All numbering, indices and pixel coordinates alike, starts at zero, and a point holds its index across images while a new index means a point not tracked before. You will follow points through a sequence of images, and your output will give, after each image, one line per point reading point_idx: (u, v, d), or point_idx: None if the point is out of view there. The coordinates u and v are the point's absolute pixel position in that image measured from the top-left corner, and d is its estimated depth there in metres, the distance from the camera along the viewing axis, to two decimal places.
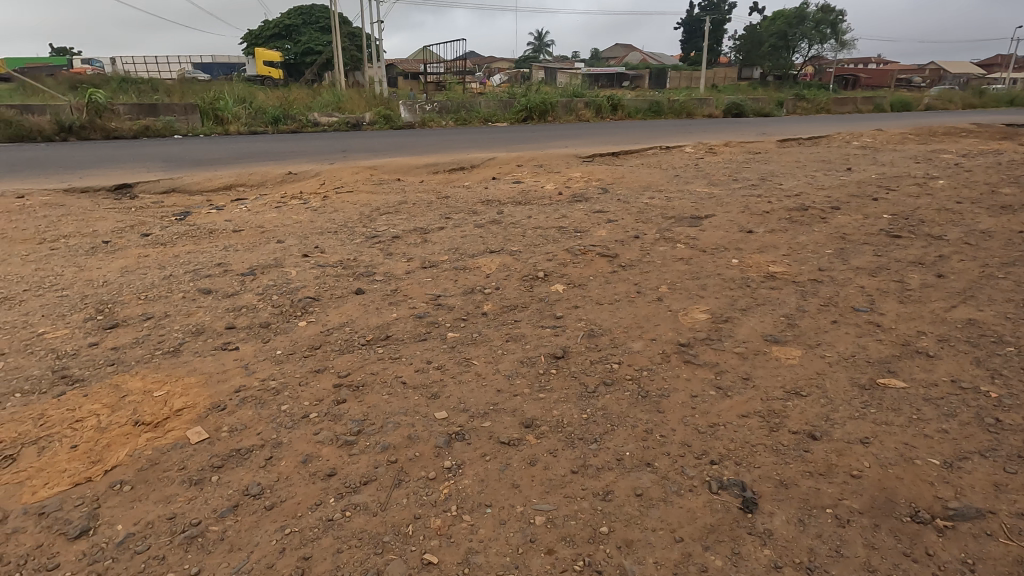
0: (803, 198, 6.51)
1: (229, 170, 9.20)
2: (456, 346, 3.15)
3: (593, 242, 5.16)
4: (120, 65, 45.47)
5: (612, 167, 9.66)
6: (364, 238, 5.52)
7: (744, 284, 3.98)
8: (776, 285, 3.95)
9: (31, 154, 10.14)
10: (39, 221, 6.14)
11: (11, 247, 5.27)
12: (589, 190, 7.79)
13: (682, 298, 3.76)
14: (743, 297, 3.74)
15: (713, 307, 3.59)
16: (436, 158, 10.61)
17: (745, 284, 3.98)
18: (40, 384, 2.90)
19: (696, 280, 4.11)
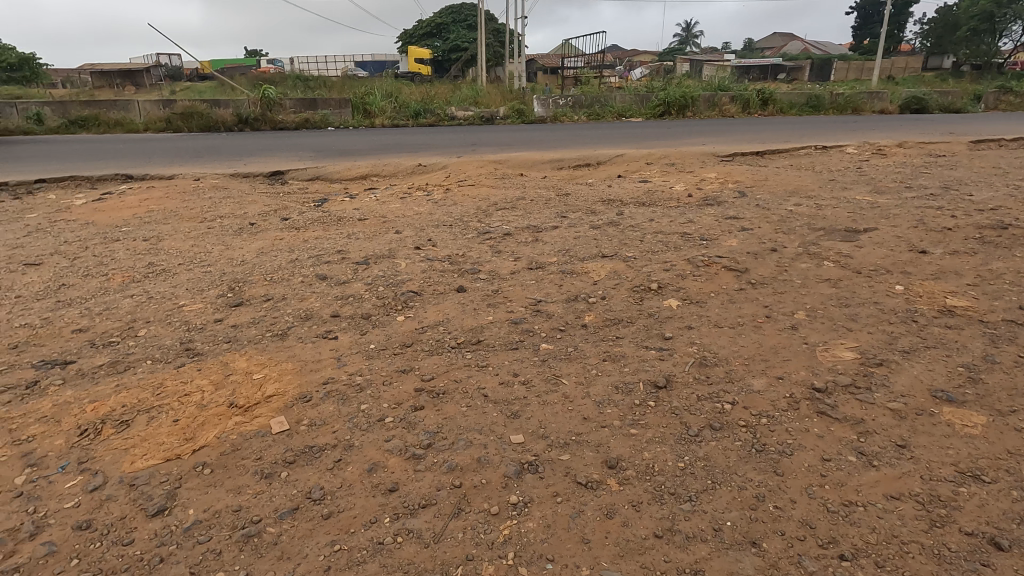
0: (1002, 214, 5.26)
1: (366, 160, 9.79)
2: (547, 360, 2.91)
3: (719, 252, 4.61)
4: (297, 64, 51.27)
5: (754, 168, 8.71)
6: (477, 233, 5.48)
7: (910, 319, 3.25)
8: (955, 324, 3.16)
9: (209, 143, 11.65)
10: (206, 202, 6.96)
11: (179, 224, 6.01)
12: (723, 192, 7.07)
13: (824, 330, 3.15)
14: (907, 335, 3.04)
15: (864, 345, 2.95)
16: (563, 153, 10.39)
17: (911, 319, 3.24)
18: (168, 354, 3.17)
19: (843, 308, 3.44)
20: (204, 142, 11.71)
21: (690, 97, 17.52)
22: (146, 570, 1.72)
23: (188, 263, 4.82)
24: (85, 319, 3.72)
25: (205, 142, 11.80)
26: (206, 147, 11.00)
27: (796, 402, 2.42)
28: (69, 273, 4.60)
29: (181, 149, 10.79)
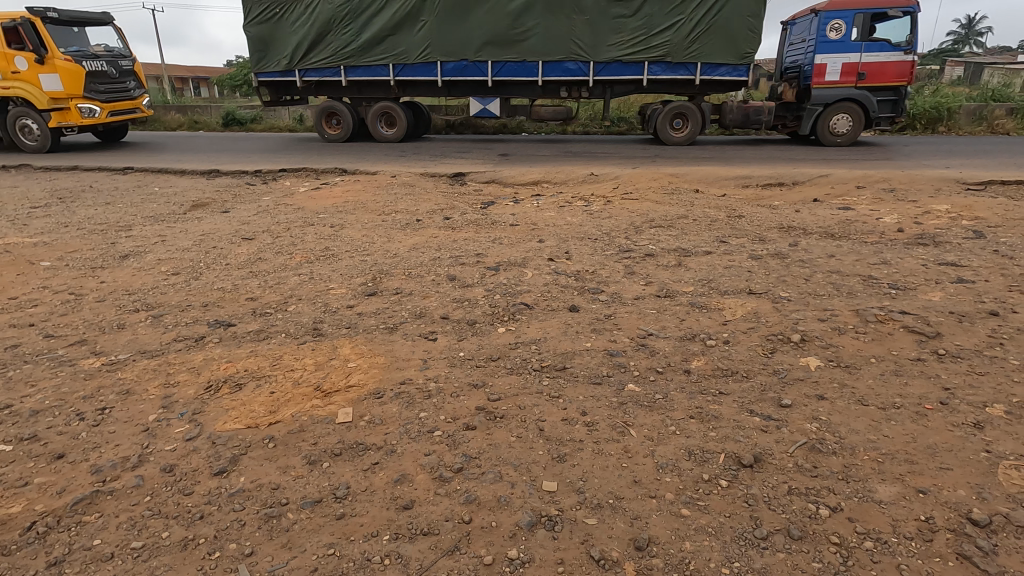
0: None
1: (543, 167, 10.01)
2: (625, 404, 2.61)
3: (907, 305, 3.68)
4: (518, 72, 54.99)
5: (1012, 202, 6.81)
6: (618, 250, 5.23)
7: None
8: None
9: (415, 143, 13.00)
10: (390, 196, 7.85)
11: (362, 214, 6.88)
12: (950, 231, 5.64)
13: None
14: None
15: None
16: (754, 170, 9.34)
17: None
18: (299, 331, 3.63)
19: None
20: (410, 141, 13.09)
21: (947, 109, 14.41)
22: (187, 522, 1.97)
23: (355, 251, 5.47)
24: (260, 289, 4.46)
25: (413, 143, 13.20)
26: (409, 147, 12.33)
27: (930, 531, 1.78)
28: (267, 249, 5.56)
29: (389, 147, 12.25)
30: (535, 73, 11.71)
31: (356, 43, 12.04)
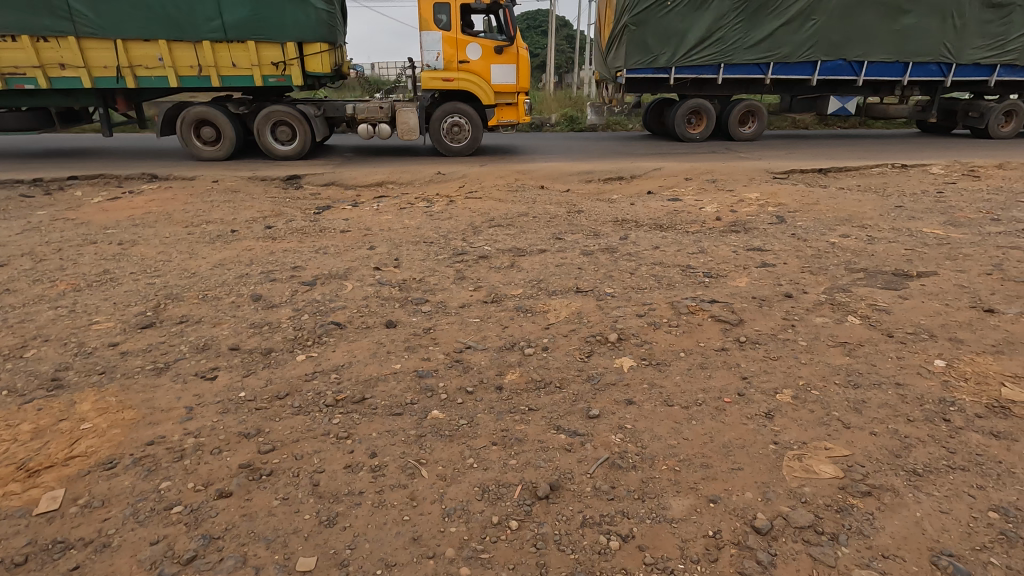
0: None
1: (389, 166, 9.47)
2: (424, 437, 2.30)
3: (717, 294, 3.81)
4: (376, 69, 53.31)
5: (809, 189, 7.67)
6: (452, 254, 4.95)
7: (935, 416, 2.36)
8: (1001, 429, 2.25)
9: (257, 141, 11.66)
10: (205, 205, 6.87)
11: (164, 227, 5.90)
12: (758, 217, 6.15)
13: (809, 423, 2.33)
14: (923, 443, 2.18)
15: (857, 454, 2.11)
16: (596, 165, 9.65)
17: (939, 418, 2.34)
18: (29, 384, 2.85)
19: (850, 391, 2.58)
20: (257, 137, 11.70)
21: None
22: None
23: (143, 272, 4.59)
24: None
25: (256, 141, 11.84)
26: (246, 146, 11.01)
27: (715, 550, 1.67)
28: (21, 278, 4.48)
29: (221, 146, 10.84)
30: (808, 73, 11.39)
31: (742, 36, 10.95)
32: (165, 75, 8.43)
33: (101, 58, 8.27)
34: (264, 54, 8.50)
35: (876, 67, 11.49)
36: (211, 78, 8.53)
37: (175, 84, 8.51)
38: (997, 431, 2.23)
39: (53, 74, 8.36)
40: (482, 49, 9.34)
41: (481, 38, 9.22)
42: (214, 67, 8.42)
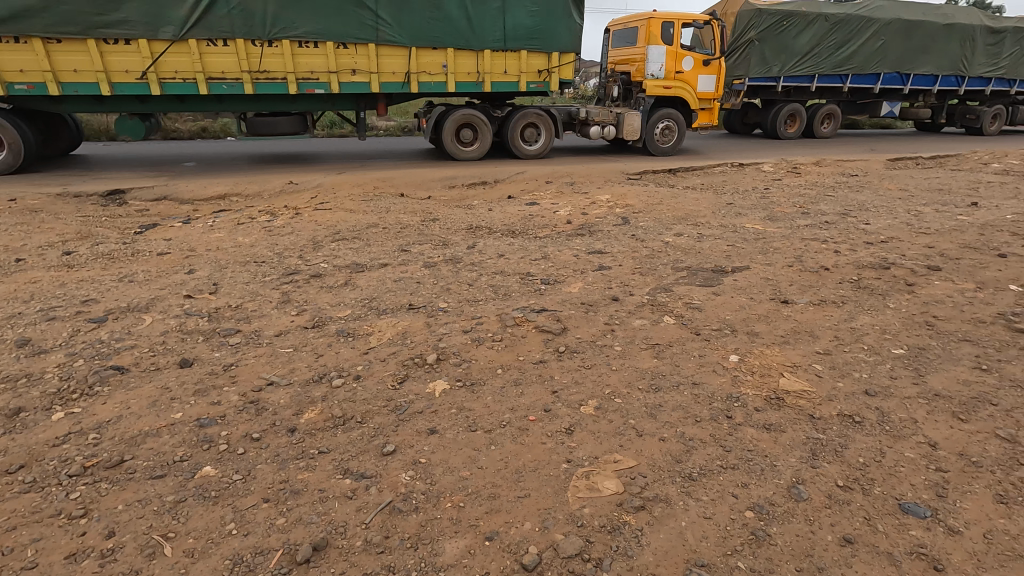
0: (885, 254, 4.81)
1: (234, 177, 8.66)
2: (183, 503, 1.99)
3: (548, 302, 3.82)
4: None
5: (656, 189, 8.15)
6: (283, 273, 4.56)
7: (720, 414, 2.47)
8: (773, 420, 2.40)
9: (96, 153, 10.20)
10: None
11: None
12: (605, 219, 6.40)
13: (605, 436, 2.33)
14: (704, 444, 2.26)
15: (641, 464, 2.14)
16: (461, 170, 9.57)
17: (724, 416, 2.46)
18: None
19: (650, 395, 2.64)
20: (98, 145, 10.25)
21: None
22: None
23: None
24: None
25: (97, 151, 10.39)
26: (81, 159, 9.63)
27: None
28: None
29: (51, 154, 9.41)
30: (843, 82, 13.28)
31: (837, 52, 12.90)
32: (194, 82, 7.80)
33: (128, 63, 7.54)
34: (345, 60, 8.34)
35: (918, 78, 14.07)
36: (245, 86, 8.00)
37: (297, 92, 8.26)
38: (770, 424, 2.38)
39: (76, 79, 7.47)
40: (693, 61, 10.65)
41: (694, 51, 10.51)
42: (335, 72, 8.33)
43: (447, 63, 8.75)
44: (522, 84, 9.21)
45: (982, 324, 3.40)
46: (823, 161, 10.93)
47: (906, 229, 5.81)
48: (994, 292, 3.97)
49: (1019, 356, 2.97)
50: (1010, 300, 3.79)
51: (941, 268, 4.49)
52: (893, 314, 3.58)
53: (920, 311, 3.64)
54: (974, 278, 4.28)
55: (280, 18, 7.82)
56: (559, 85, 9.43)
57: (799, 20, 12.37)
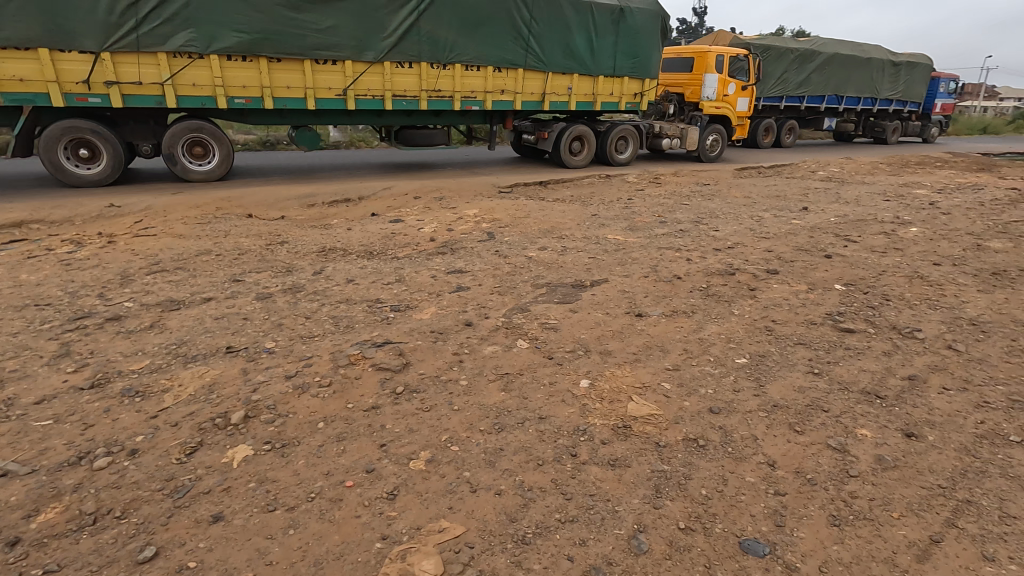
0: (731, 260, 5.03)
1: (35, 200, 7.27)
2: None
3: (394, 333, 3.44)
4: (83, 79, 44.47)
5: (526, 202, 8.12)
6: (71, 317, 3.74)
7: (565, 452, 2.25)
8: (619, 454, 2.22)
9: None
10: None
11: None
12: (470, 236, 6.16)
13: (433, 498, 1.99)
14: (544, 494, 2.00)
15: (469, 533, 1.83)
16: (322, 187, 8.90)
17: (569, 454, 2.23)
18: None
19: (492, 438, 2.36)
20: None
21: None
22: None
23: None
24: None
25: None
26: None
27: None
28: None
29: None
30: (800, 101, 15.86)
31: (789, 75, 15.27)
32: (163, 94, 7.36)
33: (143, 74, 7.23)
34: (275, 76, 7.88)
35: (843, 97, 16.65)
36: (217, 99, 7.63)
37: (225, 106, 7.69)
38: (614, 459, 2.19)
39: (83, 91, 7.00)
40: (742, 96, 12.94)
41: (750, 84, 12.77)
42: (269, 86, 7.85)
43: (386, 82, 8.58)
44: (516, 102, 9.76)
45: (814, 325, 3.56)
46: (680, 171, 11.69)
47: (749, 234, 6.20)
48: (821, 292, 4.24)
49: (844, 356, 3.09)
50: (835, 299, 4.05)
51: (778, 271, 4.76)
52: (736, 322, 3.65)
53: (760, 316, 3.75)
54: (805, 279, 4.56)
55: (456, 46, 8.85)
56: (493, 105, 9.62)
57: (775, 53, 14.77)
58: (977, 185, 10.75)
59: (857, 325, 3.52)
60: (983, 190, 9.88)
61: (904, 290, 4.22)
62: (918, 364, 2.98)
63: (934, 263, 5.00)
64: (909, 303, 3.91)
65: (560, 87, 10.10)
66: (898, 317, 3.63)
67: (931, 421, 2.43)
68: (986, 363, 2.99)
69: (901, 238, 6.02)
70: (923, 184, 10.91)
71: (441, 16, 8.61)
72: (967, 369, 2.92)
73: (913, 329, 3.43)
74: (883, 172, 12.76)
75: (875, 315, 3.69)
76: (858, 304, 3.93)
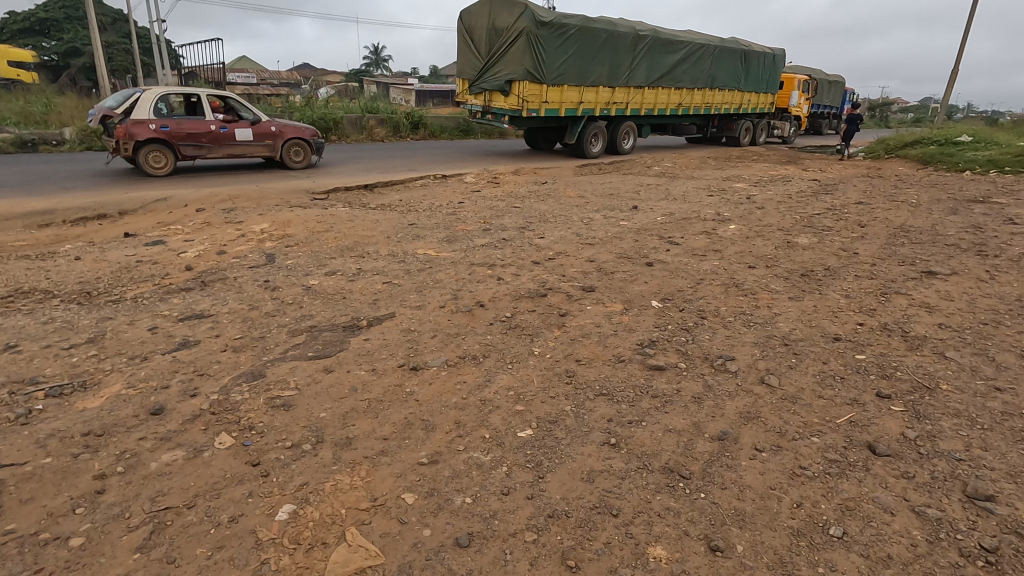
0: (546, 276, 4.40)
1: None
2: None
3: (18, 445, 2.23)
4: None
5: (340, 210, 7.07)
6: None
7: None
8: None
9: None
10: None
11: None
12: (242, 260, 4.91)
13: None
14: None
15: None
16: (72, 201, 7.02)
17: None
18: None
19: None
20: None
21: (332, 119, 16.21)
22: None
23: None
24: None
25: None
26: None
27: None
28: None
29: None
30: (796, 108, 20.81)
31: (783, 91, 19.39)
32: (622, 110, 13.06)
33: (568, 97, 11.98)
34: (545, 95, 11.53)
35: None
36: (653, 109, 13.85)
37: (526, 116, 11.50)
38: None
39: (549, 107, 11.74)
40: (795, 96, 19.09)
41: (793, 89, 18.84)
42: (545, 103, 11.60)
43: (564, 99, 11.89)
44: (613, 110, 12.87)
45: (622, 363, 2.96)
46: (520, 169, 11.36)
47: (573, 241, 5.70)
48: (637, 313, 3.71)
49: (648, 413, 2.48)
50: (649, 323, 3.52)
51: (594, 287, 4.21)
52: (534, 368, 2.93)
53: (563, 356, 3.07)
54: (622, 296, 4.04)
55: (638, 71, 12.99)
56: (568, 113, 12.13)
57: None
58: (786, 177, 11.64)
59: (667, 359, 2.97)
60: (789, 183, 10.67)
61: (718, 303, 3.84)
62: (728, 414, 2.45)
63: (749, 265, 4.82)
64: (723, 322, 3.51)
65: (689, 102, 14.67)
66: (710, 345, 3.16)
67: (739, 516, 1.84)
68: (799, 402, 2.54)
69: (719, 237, 5.89)
70: (742, 177, 11.58)
71: (621, 53, 12.31)
72: (781, 414, 2.44)
73: (724, 360, 2.95)
74: (709, 166, 13.48)
75: (687, 343, 3.19)
76: (671, 328, 3.43)
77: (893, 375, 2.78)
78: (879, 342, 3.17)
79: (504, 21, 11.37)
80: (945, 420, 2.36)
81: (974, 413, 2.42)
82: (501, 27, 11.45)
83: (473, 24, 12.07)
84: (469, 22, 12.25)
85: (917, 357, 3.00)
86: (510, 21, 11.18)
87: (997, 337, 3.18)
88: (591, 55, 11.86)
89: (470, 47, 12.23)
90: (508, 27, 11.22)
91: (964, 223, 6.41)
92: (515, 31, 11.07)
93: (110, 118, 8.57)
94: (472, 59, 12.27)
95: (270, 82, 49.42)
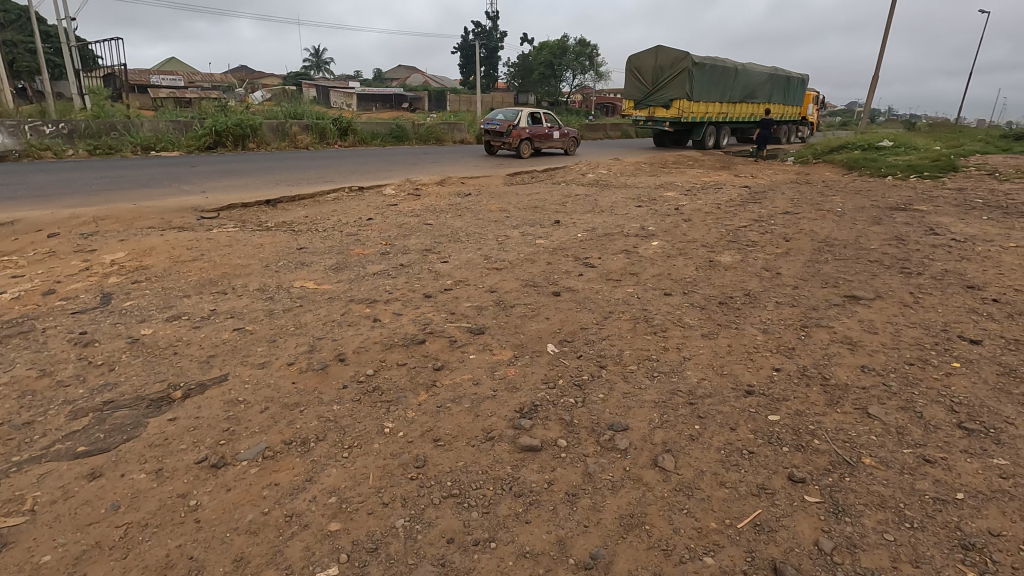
0: (433, 314, 3.78)
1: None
2: None
3: None
4: None
5: (228, 231, 6.31)
6: None
7: None
8: None
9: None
10: None
11: None
12: (68, 302, 4.05)
13: None
14: None
15: None
16: None
17: None
18: None
19: None
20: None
21: (250, 126, 15.09)
22: None
23: None
24: None
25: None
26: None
27: None
28: None
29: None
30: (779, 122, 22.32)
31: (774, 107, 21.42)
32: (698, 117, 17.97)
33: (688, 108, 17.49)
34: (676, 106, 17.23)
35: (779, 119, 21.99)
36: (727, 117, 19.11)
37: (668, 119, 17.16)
38: None
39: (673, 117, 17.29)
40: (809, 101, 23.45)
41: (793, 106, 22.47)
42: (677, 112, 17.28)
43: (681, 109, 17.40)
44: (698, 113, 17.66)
45: (490, 441, 2.38)
46: (446, 179, 10.78)
47: (480, 265, 5.11)
48: (528, 363, 3.13)
49: (504, 525, 1.90)
50: (539, 377, 2.96)
51: (486, 328, 3.61)
52: (377, 455, 2.30)
53: (420, 433, 2.45)
54: (516, 339, 3.45)
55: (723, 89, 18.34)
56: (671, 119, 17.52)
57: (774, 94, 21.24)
58: (718, 183, 11.53)
59: (547, 434, 2.41)
60: (720, 189, 10.54)
61: (624, 347, 3.30)
62: (604, 523, 1.90)
63: (664, 292, 4.36)
64: (623, 372, 2.99)
65: (740, 109, 19.45)
66: (604, 409, 2.62)
67: None
68: (696, 498, 2.02)
69: (640, 257, 5.43)
70: (676, 184, 11.37)
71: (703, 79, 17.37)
72: (670, 519, 1.91)
73: (616, 433, 2.41)
74: (643, 172, 13.30)
75: (577, 407, 2.64)
76: (562, 384, 2.87)
77: (811, 445, 2.31)
78: (798, 395, 2.71)
79: (670, 59, 17.14)
80: (868, 517, 1.90)
81: (901, 502, 1.97)
82: (664, 66, 17.28)
83: (640, 63, 17.80)
84: (635, 61, 17.96)
85: (837, 414, 2.56)
86: (673, 60, 16.97)
87: (925, 383, 2.78)
88: (698, 81, 17.16)
89: (636, 79, 18.08)
90: (670, 65, 17.15)
91: (888, 234, 6.25)
92: (677, 67, 16.99)
93: (511, 126, 15.59)
94: (638, 87, 18.10)
95: (199, 85, 46.81)
